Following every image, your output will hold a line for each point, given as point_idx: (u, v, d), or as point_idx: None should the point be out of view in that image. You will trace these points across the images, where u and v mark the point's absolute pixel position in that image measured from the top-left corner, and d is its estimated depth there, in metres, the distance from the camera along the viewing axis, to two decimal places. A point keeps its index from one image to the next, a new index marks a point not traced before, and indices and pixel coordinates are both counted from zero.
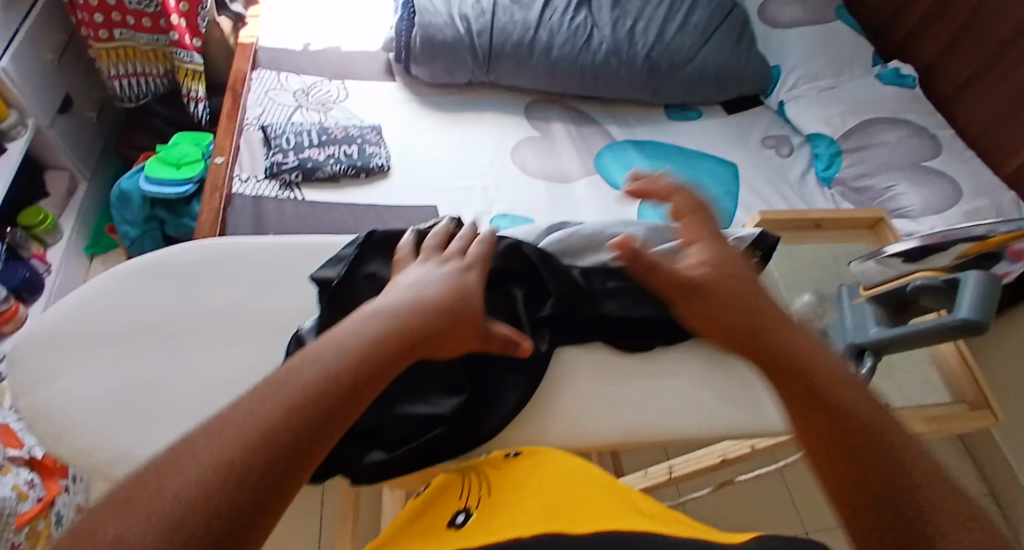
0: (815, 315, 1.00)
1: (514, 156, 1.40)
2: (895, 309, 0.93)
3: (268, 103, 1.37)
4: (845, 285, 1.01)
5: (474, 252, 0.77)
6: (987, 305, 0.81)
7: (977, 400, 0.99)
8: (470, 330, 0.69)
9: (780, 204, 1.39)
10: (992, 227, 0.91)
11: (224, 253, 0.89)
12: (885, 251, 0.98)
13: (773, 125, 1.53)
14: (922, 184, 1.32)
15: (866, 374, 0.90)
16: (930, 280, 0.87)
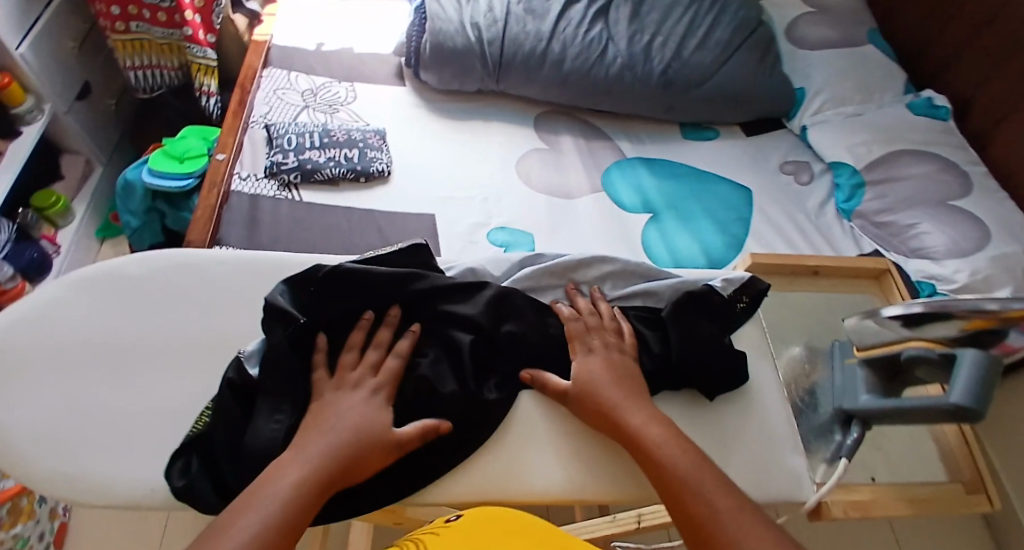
0: (801, 369, 1.09)
1: (518, 168, 1.37)
2: (890, 376, 0.94)
3: (275, 102, 1.38)
4: (839, 341, 1.06)
5: (389, 368, 0.82)
6: (983, 390, 0.79)
7: (973, 481, 1.02)
8: (382, 452, 0.76)
9: (793, 233, 1.33)
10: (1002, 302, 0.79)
11: (179, 266, 0.91)
12: (882, 313, 0.92)
13: (794, 150, 1.48)
14: (948, 224, 1.24)
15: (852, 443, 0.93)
16: (925, 353, 0.86)
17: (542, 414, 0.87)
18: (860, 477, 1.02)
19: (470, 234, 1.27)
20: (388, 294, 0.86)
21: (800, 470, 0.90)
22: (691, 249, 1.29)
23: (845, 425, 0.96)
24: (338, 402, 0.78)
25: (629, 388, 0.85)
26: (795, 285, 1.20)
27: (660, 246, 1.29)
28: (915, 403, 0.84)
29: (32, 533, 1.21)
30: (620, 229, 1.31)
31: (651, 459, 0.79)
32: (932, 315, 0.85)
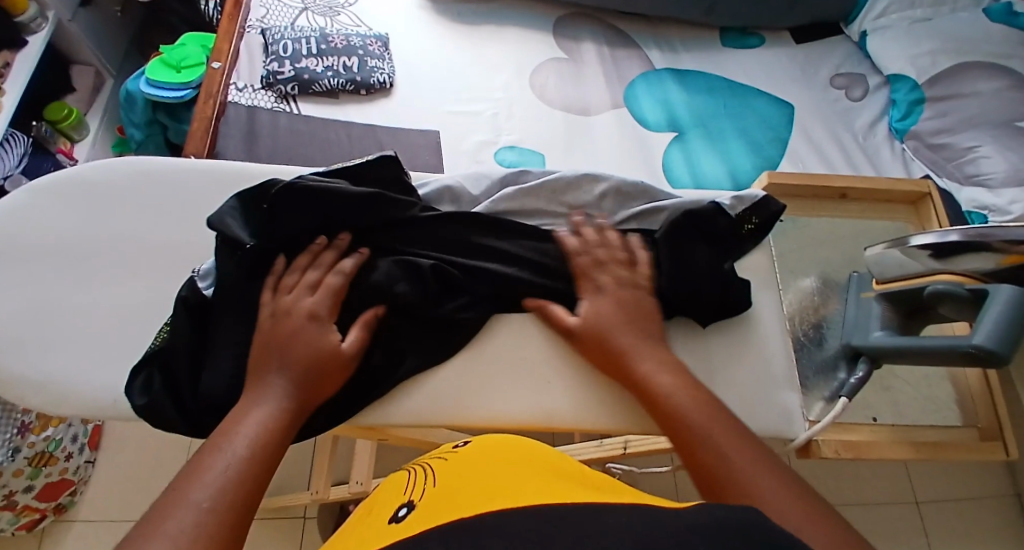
0: (812, 303, 0.96)
1: (533, 80, 1.26)
2: (907, 312, 0.87)
3: (273, 4, 1.29)
4: (857, 274, 0.96)
5: (332, 283, 0.76)
6: (1011, 328, 0.75)
7: (989, 427, 0.91)
8: (337, 371, 0.73)
9: (836, 157, 1.19)
10: None
11: (131, 175, 0.86)
12: (910, 241, 0.87)
13: (848, 61, 1.30)
14: (1014, 148, 1.08)
15: (861, 379, 0.84)
16: (954, 288, 0.81)
17: (512, 339, 0.82)
18: (859, 416, 0.90)
19: (477, 153, 1.19)
20: (352, 211, 0.79)
21: (793, 406, 0.83)
22: (716, 172, 1.18)
23: (851, 362, 0.89)
24: (278, 328, 0.73)
25: (644, 329, 0.78)
26: (819, 209, 1.06)
27: (682, 168, 1.18)
28: (931, 343, 0.78)
29: (65, 436, 1.22)
30: (640, 149, 1.20)
31: (662, 410, 0.71)
32: (972, 244, 0.83)
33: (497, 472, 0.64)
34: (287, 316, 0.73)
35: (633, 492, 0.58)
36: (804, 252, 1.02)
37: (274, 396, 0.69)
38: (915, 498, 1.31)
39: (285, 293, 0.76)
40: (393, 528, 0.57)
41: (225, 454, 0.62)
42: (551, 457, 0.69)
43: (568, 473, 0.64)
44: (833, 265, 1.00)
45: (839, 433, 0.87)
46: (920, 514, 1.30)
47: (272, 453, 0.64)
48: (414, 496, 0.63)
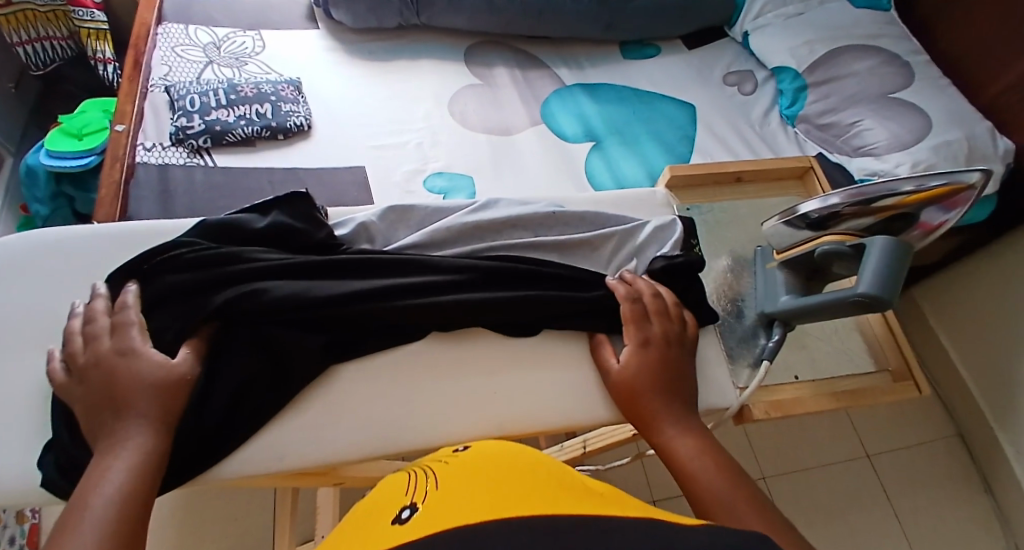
0: (727, 280, 0.94)
1: (452, 108, 1.29)
2: (807, 274, 0.87)
3: (174, 59, 1.26)
4: (762, 247, 0.94)
5: (128, 321, 0.75)
6: (891, 278, 0.76)
7: (900, 369, 0.91)
8: (175, 397, 0.72)
9: (740, 147, 1.27)
10: (920, 182, 0.79)
11: (36, 248, 0.83)
12: (798, 209, 0.86)
13: (737, 60, 1.41)
14: (891, 117, 1.20)
15: (775, 345, 0.86)
16: (837, 246, 0.81)
17: (394, 355, 0.82)
18: (782, 377, 0.89)
19: (406, 182, 1.20)
20: (223, 257, 0.80)
21: (724, 379, 0.84)
22: (636, 174, 1.23)
23: (767, 328, 0.89)
24: (88, 388, 0.71)
25: (669, 385, 0.79)
26: (715, 195, 1.03)
27: (604, 174, 1.24)
28: (825, 299, 0.79)
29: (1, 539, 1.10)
30: (562, 163, 1.24)
31: (679, 474, 0.71)
32: (850, 202, 0.82)
33: (500, 473, 0.64)
34: (94, 368, 0.71)
35: (591, 499, 0.58)
36: (707, 232, 0.98)
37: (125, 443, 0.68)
38: (867, 453, 1.39)
39: (77, 355, 0.73)
40: (397, 529, 0.57)
41: (91, 504, 0.62)
42: (541, 456, 0.69)
43: (563, 475, 0.64)
44: (737, 239, 0.98)
45: (766, 393, 0.87)
46: (874, 466, 1.37)
47: (144, 493, 0.66)
48: (417, 497, 0.63)
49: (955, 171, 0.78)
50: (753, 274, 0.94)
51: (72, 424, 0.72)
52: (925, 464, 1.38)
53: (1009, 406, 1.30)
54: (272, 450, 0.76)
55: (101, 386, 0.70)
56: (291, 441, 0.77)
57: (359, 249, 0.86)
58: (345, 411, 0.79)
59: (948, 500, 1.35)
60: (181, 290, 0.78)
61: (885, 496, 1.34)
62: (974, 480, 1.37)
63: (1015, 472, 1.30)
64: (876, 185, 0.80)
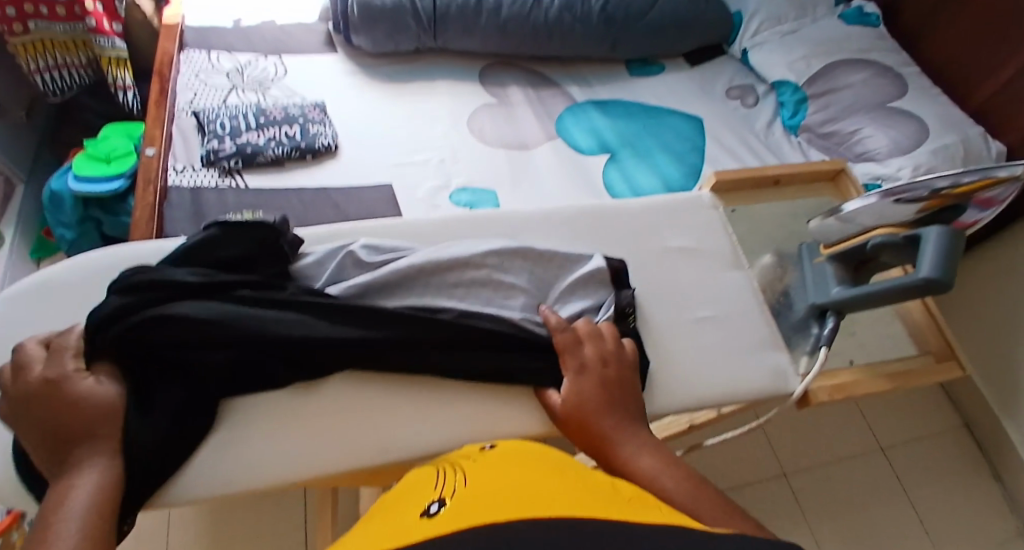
0: (775, 274, 1.00)
1: (470, 126, 1.33)
2: (855, 266, 0.93)
3: (198, 85, 1.30)
4: (806, 244, 1.01)
5: (65, 347, 0.70)
6: (951, 264, 0.80)
7: (942, 351, 0.98)
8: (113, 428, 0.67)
9: (747, 156, 1.34)
10: (957, 179, 0.87)
11: (123, 260, 0.85)
12: (844, 208, 0.96)
13: (737, 75, 1.48)
14: (888, 124, 1.28)
15: (829, 334, 0.91)
16: (890, 238, 0.86)
17: (349, 398, 0.78)
18: (838, 362, 0.95)
19: (431, 198, 1.23)
20: (166, 286, 0.72)
21: (783, 364, 0.89)
22: (652, 184, 1.28)
23: (819, 319, 0.94)
24: (27, 421, 0.66)
25: (620, 403, 0.75)
26: (755, 197, 1.08)
27: (622, 184, 1.28)
28: (886, 286, 0.84)
29: None
30: (582, 175, 1.28)
31: (650, 496, 0.67)
32: (896, 198, 0.90)
33: (527, 472, 0.61)
34: (24, 402, 0.66)
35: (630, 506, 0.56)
36: (752, 228, 1.05)
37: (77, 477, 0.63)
38: (881, 446, 1.44)
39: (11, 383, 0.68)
40: (428, 521, 0.54)
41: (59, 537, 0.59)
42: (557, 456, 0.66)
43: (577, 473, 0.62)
44: (782, 238, 1.05)
45: (827, 378, 0.92)
46: (889, 459, 1.42)
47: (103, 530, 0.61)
48: (444, 494, 0.59)
49: (989, 167, 0.85)
50: (800, 269, 1.00)
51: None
52: (935, 456, 1.43)
53: (1014, 396, 1.37)
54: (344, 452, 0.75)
55: (47, 414, 0.66)
56: (375, 439, 0.76)
57: (307, 287, 0.78)
58: (414, 415, 0.78)
59: (961, 486, 1.40)
60: (116, 318, 0.71)
61: (901, 487, 1.39)
62: (985, 470, 1.43)
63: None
64: (916, 181, 0.88)
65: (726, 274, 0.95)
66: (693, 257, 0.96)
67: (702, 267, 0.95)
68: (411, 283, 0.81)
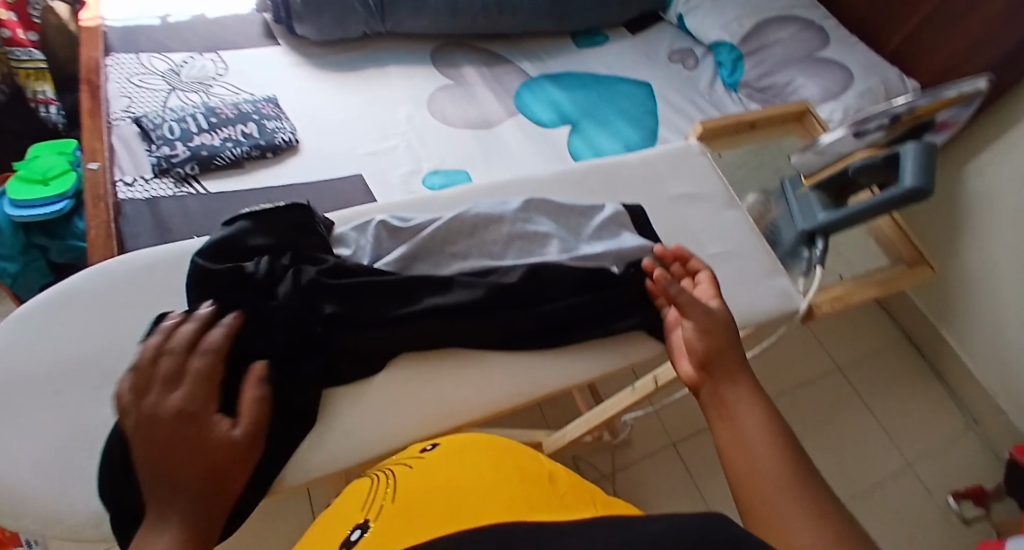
0: (762, 210, 1.10)
1: (432, 108, 1.31)
2: (836, 193, 1.04)
3: (134, 91, 1.20)
4: (787, 178, 1.11)
5: (196, 367, 0.69)
6: (929, 170, 0.90)
7: (913, 257, 1.06)
8: (237, 456, 0.67)
9: (698, 115, 1.39)
10: (916, 102, 0.95)
11: (130, 274, 0.85)
12: (821, 141, 1.05)
13: (676, 39, 1.54)
14: (818, 73, 1.36)
15: (821, 256, 1.02)
16: (870, 160, 0.96)
17: (416, 370, 0.82)
18: (830, 277, 1.05)
19: (405, 184, 1.21)
20: (238, 280, 0.77)
21: (788, 286, 0.97)
22: (615, 148, 1.31)
23: (809, 243, 1.04)
24: (148, 439, 0.63)
25: (731, 341, 0.76)
26: (735, 143, 1.18)
27: (588, 152, 1.30)
28: (871, 203, 0.94)
29: None
30: (550, 147, 1.30)
31: (724, 414, 0.70)
32: (861, 129, 0.99)
33: (479, 464, 0.62)
34: (155, 421, 0.64)
35: (583, 500, 0.60)
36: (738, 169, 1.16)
37: (178, 513, 0.60)
38: (839, 366, 1.56)
39: (142, 396, 0.66)
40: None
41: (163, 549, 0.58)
42: (511, 446, 0.68)
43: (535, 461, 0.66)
44: (763, 177, 1.16)
45: (827, 292, 1.02)
46: (846, 376, 1.55)
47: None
48: (369, 517, 0.58)
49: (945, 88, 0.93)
50: (784, 202, 1.10)
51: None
52: (884, 369, 1.57)
53: (948, 307, 1.51)
54: (411, 415, 0.79)
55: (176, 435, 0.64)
56: (438, 402, 0.80)
57: (365, 267, 0.83)
58: (468, 378, 0.82)
59: (911, 390, 1.54)
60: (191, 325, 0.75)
61: (861, 401, 1.52)
62: (928, 374, 1.57)
63: (964, 363, 1.50)
64: (879, 111, 0.97)
65: (721, 217, 1.03)
66: (696, 201, 1.04)
67: (705, 209, 1.04)
68: (450, 242, 0.87)
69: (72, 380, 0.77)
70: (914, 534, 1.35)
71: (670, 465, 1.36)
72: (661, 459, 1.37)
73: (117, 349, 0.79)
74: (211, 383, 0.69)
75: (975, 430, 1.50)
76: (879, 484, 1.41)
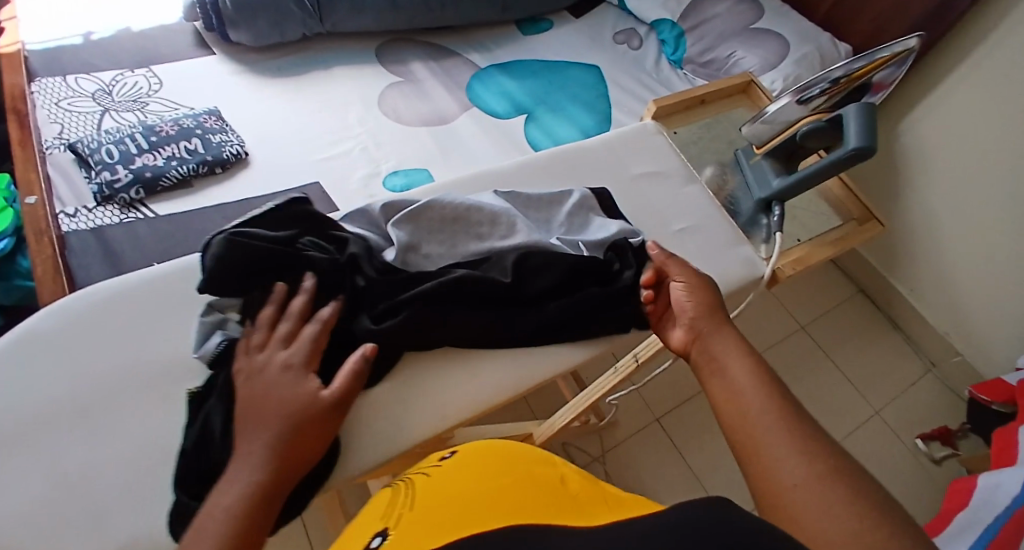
0: (720, 182, 1.07)
1: (383, 107, 1.28)
2: (787, 156, 1.02)
3: (64, 116, 1.13)
4: (740, 149, 1.09)
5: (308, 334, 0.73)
6: (872, 129, 0.89)
7: (863, 215, 1.06)
8: (321, 422, 0.69)
9: (647, 93, 1.40)
10: (852, 64, 0.98)
11: (93, 310, 0.81)
12: (766, 112, 1.04)
13: (618, 20, 1.54)
14: (757, 44, 1.38)
15: (778, 221, 1.00)
16: (817, 124, 0.95)
17: (411, 372, 0.80)
18: (788, 242, 1.03)
19: (366, 188, 1.17)
20: (296, 262, 0.77)
21: (752, 254, 0.96)
22: (573, 133, 1.31)
23: (766, 210, 1.02)
24: (249, 389, 0.69)
25: (717, 302, 0.78)
26: (690, 119, 1.15)
27: (546, 139, 1.30)
28: (822, 166, 0.93)
29: None
30: (509, 137, 1.29)
31: (714, 368, 0.71)
32: (803, 95, 1.00)
33: (492, 470, 0.63)
34: (261, 375, 0.70)
35: (597, 501, 0.62)
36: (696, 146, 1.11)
37: (257, 460, 0.65)
38: (801, 325, 1.62)
39: (258, 352, 0.72)
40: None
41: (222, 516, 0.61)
42: (528, 451, 0.69)
43: (549, 466, 0.67)
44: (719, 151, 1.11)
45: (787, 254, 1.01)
46: (809, 333, 1.60)
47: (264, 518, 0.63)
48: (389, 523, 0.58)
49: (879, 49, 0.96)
50: (740, 172, 1.07)
51: (203, 447, 0.69)
52: (841, 323, 1.63)
53: (896, 258, 1.57)
54: (399, 425, 0.77)
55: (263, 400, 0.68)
56: (437, 405, 0.79)
57: (376, 266, 0.81)
58: (462, 375, 0.81)
59: (870, 342, 1.61)
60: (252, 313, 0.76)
61: (825, 355, 1.58)
62: (885, 323, 1.64)
63: (917, 310, 1.57)
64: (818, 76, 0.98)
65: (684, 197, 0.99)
66: (658, 179, 1.01)
67: (669, 187, 1.01)
68: (432, 233, 0.84)
69: (44, 430, 0.72)
70: (892, 477, 1.41)
71: (656, 442, 1.38)
72: (647, 436, 1.38)
73: (87, 394, 0.74)
74: (317, 352, 0.73)
75: (933, 371, 1.58)
76: (851, 435, 1.46)
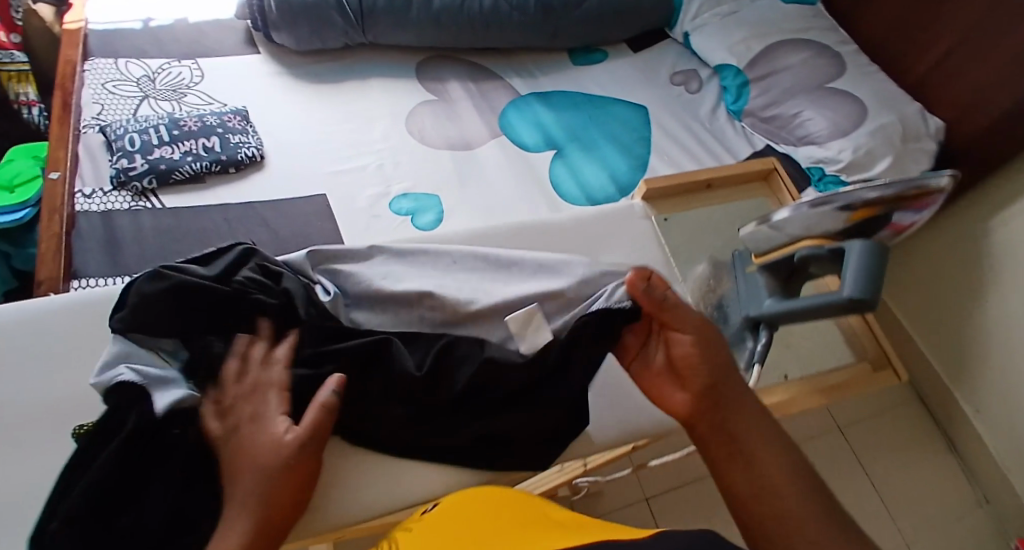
0: (709, 286, 0.99)
1: (409, 124, 1.26)
2: (786, 276, 0.91)
3: (106, 97, 1.19)
4: (738, 251, 0.99)
5: (268, 381, 0.74)
6: (875, 279, 0.77)
7: (877, 357, 1.02)
8: (303, 460, 0.71)
9: (694, 145, 1.30)
10: (884, 190, 0.79)
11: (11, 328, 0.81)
12: (772, 217, 0.87)
13: (680, 60, 1.44)
14: (829, 106, 1.24)
15: (763, 350, 0.89)
16: (816, 251, 0.84)
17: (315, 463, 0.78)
18: (776, 377, 0.98)
19: (371, 207, 1.16)
20: (236, 305, 0.75)
21: None
22: (600, 180, 1.23)
23: (754, 329, 0.91)
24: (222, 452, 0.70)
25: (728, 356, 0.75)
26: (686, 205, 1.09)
27: (569, 182, 1.23)
28: (815, 302, 0.81)
29: None
30: (531, 174, 1.23)
31: (738, 445, 0.70)
32: (821, 207, 0.82)
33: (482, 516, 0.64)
34: (232, 435, 0.71)
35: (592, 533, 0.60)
36: (688, 234, 1.06)
37: (245, 519, 0.67)
38: (838, 424, 1.46)
39: (224, 414, 0.73)
40: None
41: None
42: (515, 497, 0.69)
43: (534, 510, 0.65)
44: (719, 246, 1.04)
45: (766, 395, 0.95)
46: (844, 435, 1.45)
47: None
48: None
49: (916, 177, 0.78)
50: (734, 278, 0.98)
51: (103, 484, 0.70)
52: (876, 430, 1.46)
53: (962, 369, 1.38)
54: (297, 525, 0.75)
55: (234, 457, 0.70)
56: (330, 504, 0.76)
57: (307, 300, 0.79)
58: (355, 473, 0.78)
59: (914, 461, 1.43)
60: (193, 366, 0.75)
61: (857, 460, 1.42)
62: (940, 442, 1.45)
63: (978, 430, 1.37)
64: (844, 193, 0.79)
65: None
66: None
67: None
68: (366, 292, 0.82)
69: None
70: None
71: (640, 519, 1.29)
72: (631, 511, 1.30)
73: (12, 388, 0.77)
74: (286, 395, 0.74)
75: (985, 506, 1.39)
76: None
